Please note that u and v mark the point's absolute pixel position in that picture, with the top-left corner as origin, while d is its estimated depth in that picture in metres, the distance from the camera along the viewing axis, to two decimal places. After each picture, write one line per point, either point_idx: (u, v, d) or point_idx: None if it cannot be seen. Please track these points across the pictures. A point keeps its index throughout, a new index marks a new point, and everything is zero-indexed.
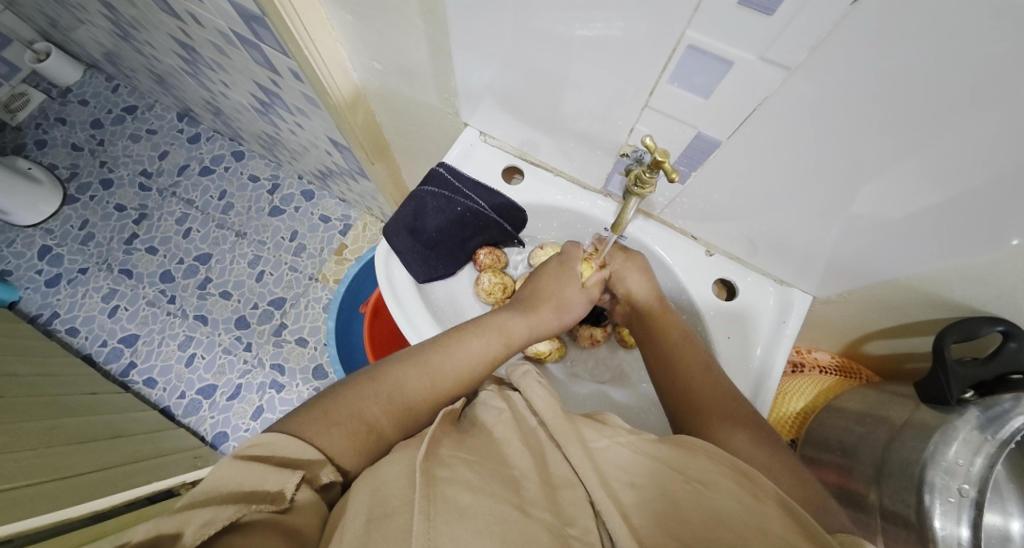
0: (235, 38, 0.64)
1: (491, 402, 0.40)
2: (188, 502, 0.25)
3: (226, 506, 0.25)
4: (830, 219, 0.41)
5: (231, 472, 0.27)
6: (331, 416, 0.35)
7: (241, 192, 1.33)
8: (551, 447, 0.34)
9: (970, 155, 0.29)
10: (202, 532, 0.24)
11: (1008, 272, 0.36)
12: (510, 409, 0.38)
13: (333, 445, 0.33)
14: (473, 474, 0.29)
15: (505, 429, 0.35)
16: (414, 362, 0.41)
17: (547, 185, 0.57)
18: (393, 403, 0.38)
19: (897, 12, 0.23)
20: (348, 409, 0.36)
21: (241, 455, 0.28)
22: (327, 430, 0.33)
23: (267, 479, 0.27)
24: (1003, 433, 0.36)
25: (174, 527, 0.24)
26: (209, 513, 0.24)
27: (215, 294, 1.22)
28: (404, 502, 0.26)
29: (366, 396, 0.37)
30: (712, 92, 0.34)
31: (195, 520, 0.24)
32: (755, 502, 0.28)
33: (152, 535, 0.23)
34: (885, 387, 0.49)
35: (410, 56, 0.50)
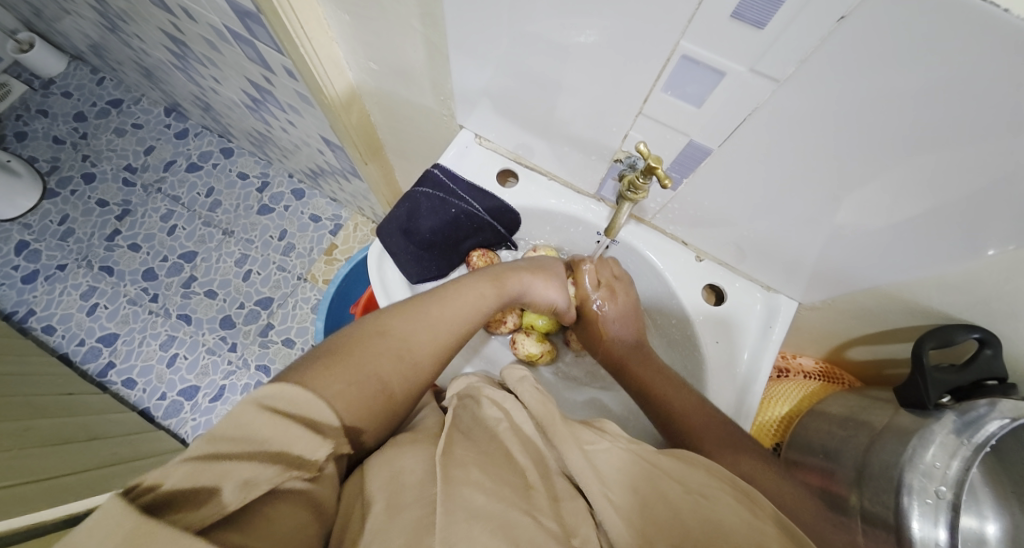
0: (229, 34, 0.63)
1: (486, 407, 0.40)
2: (214, 449, 0.23)
3: (268, 468, 0.24)
4: (816, 229, 0.43)
5: (269, 425, 0.25)
6: (346, 372, 0.33)
7: (229, 190, 1.31)
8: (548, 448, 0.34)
9: (955, 168, 0.30)
10: (243, 494, 0.23)
11: (984, 282, 0.38)
12: (508, 418, 0.39)
13: (349, 407, 0.31)
14: (484, 477, 0.30)
15: (506, 437, 0.36)
16: (420, 323, 0.41)
17: (540, 189, 0.58)
18: (402, 361, 0.37)
19: (881, 29, 0.24)
20: (361, 367, 0.34)
21: (267, 407, 0.26)
22: (343, 389, 0.31)
23: (300, 443, 0.26)
24: (978, 437, 0.37)
25: (214, 480, 0.22)
26: (251, 473, 0.23)
27: (200, 293, 1.20)
28: (416, 498, 0.28)
29: (374, 353, 0.35)
30: (703, 102, 0.35)
31: (237, 478, 0.22)
32: (754, 518, 0.28)
33: (186, 487, 0.21)
34: (866, 393, 0.51)
35: (407, 57, 0.50)
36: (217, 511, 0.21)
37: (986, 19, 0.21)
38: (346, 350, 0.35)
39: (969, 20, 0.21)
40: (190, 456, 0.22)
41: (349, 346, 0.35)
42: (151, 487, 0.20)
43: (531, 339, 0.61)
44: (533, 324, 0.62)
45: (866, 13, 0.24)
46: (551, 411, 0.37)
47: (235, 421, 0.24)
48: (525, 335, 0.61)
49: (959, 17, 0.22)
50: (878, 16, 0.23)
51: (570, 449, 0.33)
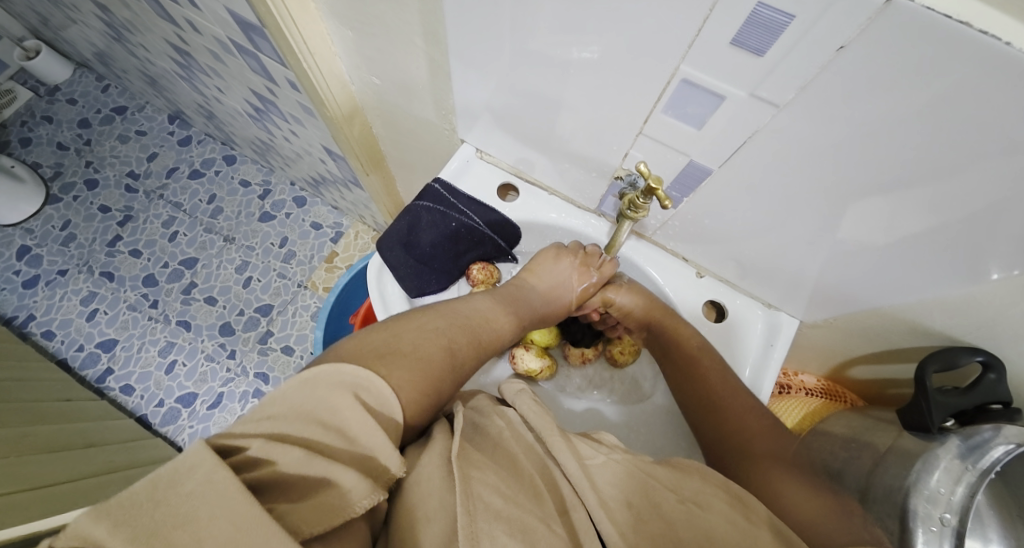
0: (232, 46, 0.64)
1: (488, 415, 0.39)
2: (318, 445, 0.26)
3: (363, 481, 0.26)
4: (818, 248, 0.42)
5: (358, 424, 0.28)
6: (407, 367, 0.35)
7: (231, 197, 1.31)
8: (550, 464, 0.34)
9: (956, 193, 0.30)
10: (340, 502, 0.24)
11: (987, 306, 0.37)
12: (511, 426, 0.38)
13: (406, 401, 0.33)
14: (502, 480, 0.30)
15: (513, 445, 0.35)
16: (465, 330, 0.43)
17: (541, 203, 0.58)
18: (450, 362, 0.39)
19: (880, 58, 0.24)
20: (419, 363, 0.36)
21: (359, 398, 0.29)
22: (403, 380, 0.33)
23: (383, 451, 0.27)
24: (984, 463, 0.36)
25: (319, 475, 0.25)
26: (349, 483, 0.25)
27: (200, 299, 1.20)
28: (441, 505, 0.28)
29: (429, 352, 0.38)
30: (702, 124, 0.35)
31: (336, 483, 0.25)
32: (749, 525, 0.29)
33: (295, 474, 0.24)
34: (869, 412, 0.50)
35: (409, 73, 0.50)
36: (318, 511, 0.24)
37: (983, 52, 0.21)
38: (404, 343, 0.37)
39: (966, 51, 0.21)
40: (301, 444, 0.26)
41: (407, 342, 0.37)
42: (270, 467, 0.24)
43: (531, 354, 0.61)
44: (531, 338, 0.63)
45: (864, 43, 0.24)
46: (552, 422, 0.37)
47: (325, 404, 0.28)
48: (524, 349, 0.61)
49: (956, 49, 0.22)
50: (877, 45, 0.23)
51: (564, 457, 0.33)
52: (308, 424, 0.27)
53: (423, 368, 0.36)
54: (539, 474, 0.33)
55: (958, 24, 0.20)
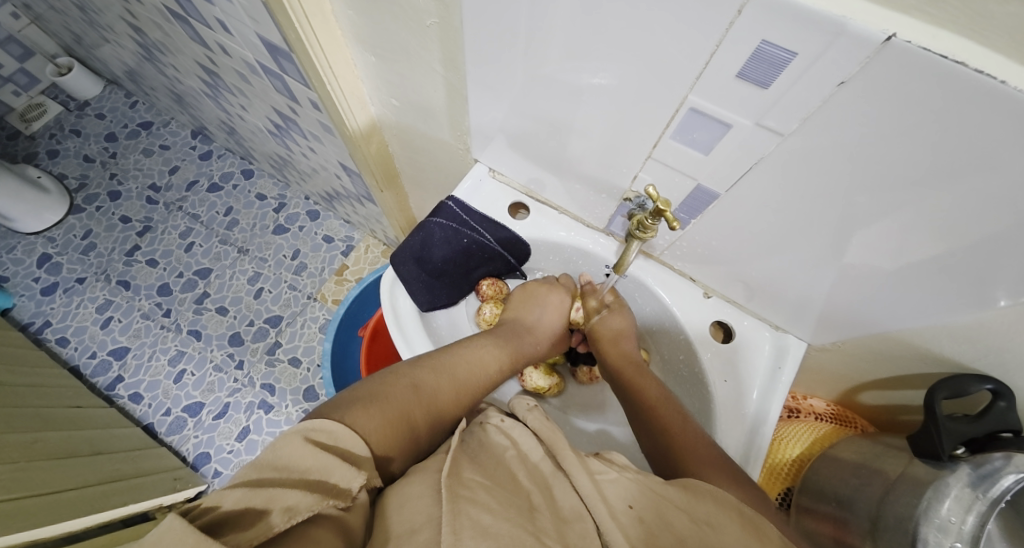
0: (259, 68, 0.67)
1: (493, 435, 0.40)
2: (263, 480, 0.26)
3: (307, 494, 0.26)
4: (825, 272, 0.43)
5: (308, 457, 0.28)
6: (371, 407, 0.35)
7: (247, 210, 1.34)
8: (552, 476, 0.34)
9: (953, 214, 0.30)
10: (283, 517, 0.24)
11: (996, 333, 0.38)
12: (515, 444, 0.38)
13: (374, 435, 0.34)
14: (490, 497, 0.30)
15: (514, 464, 0.35)
16: (437, 369, 0.43)
17: (551, 222, 0.58)
18: (421, 405, 0.39)
19: (882, 92, 0.25)
20: (385, 403, 0.37)
21: (310, 439, 0.29)
22: (367, 418, 0.34)
23: (335, 472, 0.28)
24: (994, 492, 0.36)
25: (263, 503, 0.24)
26: (293, 499, 0.25)
27: (211, 309, 1.22)
28: (429, 518, 0.28)
29: (396, 393, 0.38)
30: (710, 150, 0.36)
31: (280, 502, 0.25)
32: None
33: (240, 509, 0.24)
34: (880, 439, 0.50)
35: (427, 96, 0.52)
36: (262, 532, 0.23)
37: (980, 88, 0.22)
38: (374, 391, 0.38)
39: (963, 87, 0.22)
40: (245, 483, 0.26)
41: (373, 387, 0.38)
42: (216, 512, 0.24)
43: (538, 372, 0.61)
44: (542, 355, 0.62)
45: (865, 79, 0.25)
46: (559, 439, 0.37)
47: (275, 452, 0.28)
48: (533, 367, 0.61)
49: (954, 85, 0.23)
50: (876, 81, 0.25)
51: (580, 475, 0.33)
52: (256, 468, 0.27)
53: (391, 409, 0.37)
54: (538, 490, 0.33)
55: (953, 64, 0.22)
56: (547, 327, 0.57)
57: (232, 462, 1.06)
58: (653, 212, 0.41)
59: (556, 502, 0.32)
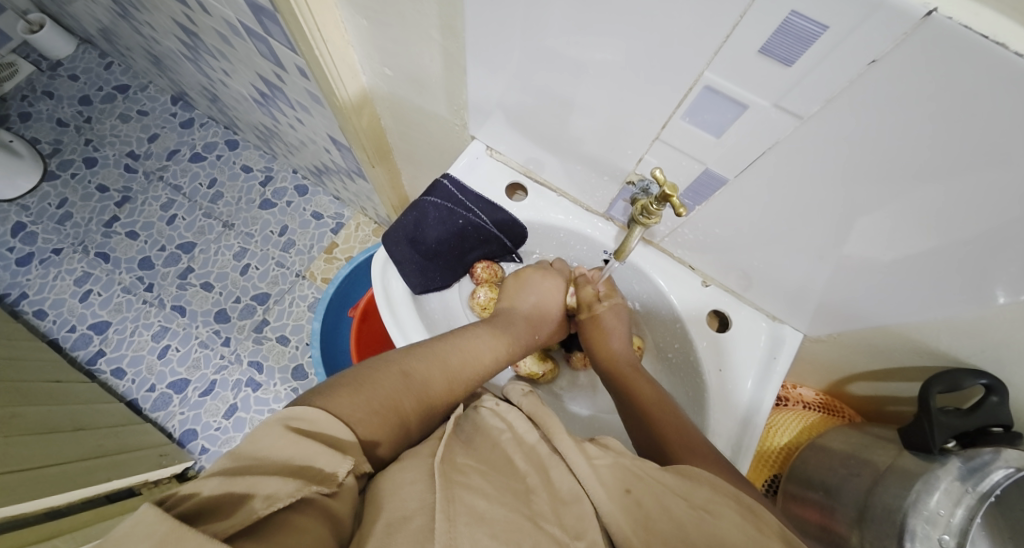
0: (242, 29, 0.64)
1: (488, 417, 0.38)
2: (243, 470, 0.25)
3: (288, 481, 0.24)
4: (829, 265, 0.42)
5: (292, 445, 0.27)
6: (357, 394, 0.34)
7: (232, 182, 1.30)
8: (548, 459, 0.33)
9: (967, 210, 0.29)
10: (265, 503, 0.22)
11: (996, 329, 0.37)
12: (511, 427, 0.37)
13: (361, 423, 0.32)
14: (486, 483, 0.29)
15: (510, 448, 0.34)
16: (428, 355, 0.42)
17: (549, 205, 0.55)
18: (413, 397, 0.38)
19: (910, 76, 0.24)
20: (374, 391, 0.35)
21: (291, 426, 0.28)
22: (354, 406, 0.33)
23: (320, 458, 0.27)
24: (983, 486, 0.37)
25: (242, 490, 0.23)
26: (274, 486, 0.23)
27: (196, 284, 1.18)
28: (421, 504, 0.26)
29: (385, 381, 0.37)
30: (723, 132, 0.35)
31: (261, 489, 0.23)
32: (758, 535, 0.29)
33: (218, 496, 0.23)
34: (868, 429, 0.51)
35: (424, 66, 0.49)
36: (241, 521, 0.21)
37: (1021, 74, 0.20)
38: (364, 379, 0.36)
39: (1004, 72, 0.21)
40: (224, 473, 0.24)
41: (362, 374, 0.37)
42: (196, 497, 0.23)
43: (532, 357, 0.60)
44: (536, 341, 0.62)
45: (899, 58, 0.23)
46: (554, 423, 0.37)
47: (255, 443, 0.27)
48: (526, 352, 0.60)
49: (992, 70, 0.21)
50: (908, 60, 0.23)
51: (575, 460, 0.33)
52: (234, 459, 0.26)
53: (380, 396, 0.35)
54: (534, 473, 0.32)
55: (995, 45, 0.20)
56: (544, 310, 0.55)
57: (220, 439, 1.05)
58: (660, 197, 0.39)
59: (553, 483, 0.31)
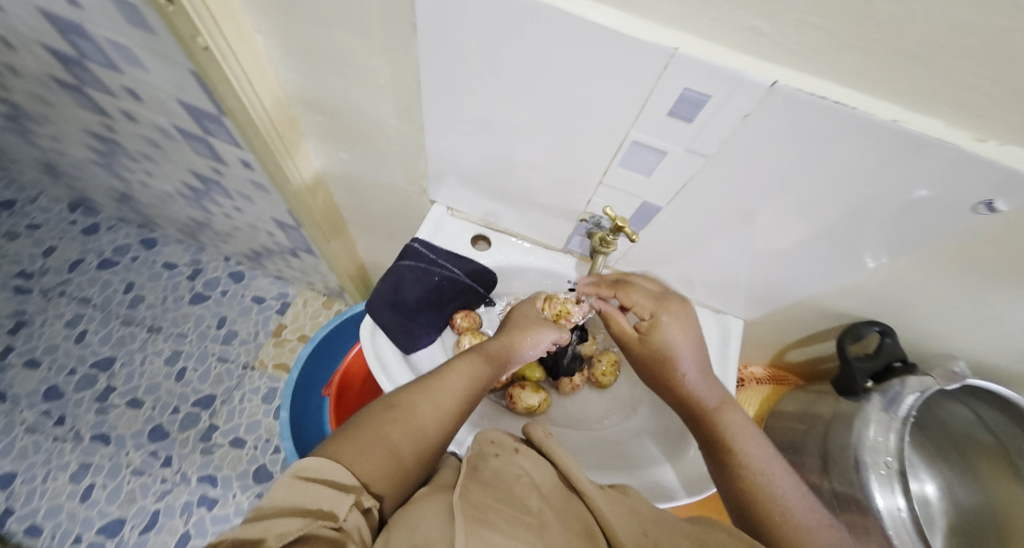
0: (176, 132, 0.65)
1: (505, 457, 0.40)
2: (258, 515, 0.27)
3: (298, 519, 0.26)
4: (752, 259, 0.51)
5: (298, 492, 0.29)
6: (348, 440, 0.36)
7: (154, 282, 1.20)
8: (563, 504, 0.36)
9: (834, 197, 0.39)
10: (278, 540, 0.25)
11: (877, 286, 0.48)
12: (529, 471, 0.39)
13: (355, 463, 0.34)
14: (501, 519, 0.31)
15: (527, 488, 0.36)
16: (414, 390, 0.43)
17: (512, 249, 0.61)
18: (403, 430, 0.39)
19: (772, 121, 0.34)
20: (363, 435, 0.37)
21: (295, 474, 0.30)
22: (347, 452, 0.35)
23: (324, 500, 0.29)
24: (902, 411, 0.46)
25: (258, 533, 0.25)
26: (285, 525, 0.26)
27: (121, 404, 1.06)
28: (440, 537, 0.29)
29: (374, 422, 0.38)
30: (652, 171, 0.43)
31: (273, 530, 0.25)
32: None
33: (238, 541, 0.25)
34: (811, 388, 0.60)
35: (380, 147, 0.54)
36: None
37: (836, 109, 0.31)
38: (356, 428, 0.38)
39: (826, 111, 0.31)
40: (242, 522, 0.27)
41: (353, 424, 0.39)
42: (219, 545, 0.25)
43: (529, 391, 0.59)
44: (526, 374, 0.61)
45: (762, 112, 0.33)
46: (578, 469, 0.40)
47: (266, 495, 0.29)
48: (522, 388, 0.59)
49: (821, 111, 0.31)
50: (767, 112, 0.33)
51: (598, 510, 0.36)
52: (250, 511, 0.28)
53: (370, 436, 0.37)
54: (547, 510, 0.34)
55: (816, 98, 0.30)
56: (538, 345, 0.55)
57: None
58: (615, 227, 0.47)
59: (567, 523, 0.34)
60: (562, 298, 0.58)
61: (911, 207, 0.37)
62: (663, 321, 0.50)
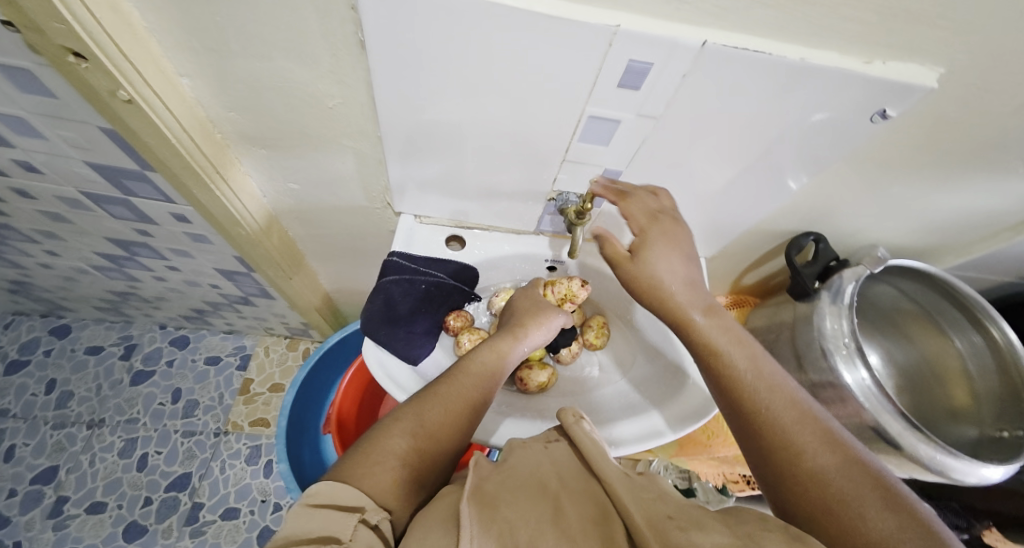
0: (90, 200, 0.59)
1: (525, 451, 0.41)
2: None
3: (314, 546, 0.27)
4: (704, 204, 0.57)
5: (312, 520, 0.29)
6: (362, 456, 0.36)
7: (82, 372, 1.07)
8: (587, 481, 0.36)
9: (766, 133, 0.45)
10: None
11: (807, 202, 0.56)
12: (552, 459, 0.39)
13: (371, 480, 0.34)
14: (514, 500, 0.31)
15: (547, 473, 0.36)
16: (424, 399, 0.43)
17: (486, 242, 0.63)
18: (415, 441, 0.39)
19: (707, 78, 0.38)
20: (378, 448, 0.37)
21: (306, 503, 0.31)
22: (363, 468, 0.35)
23: (337, 523, 0.29)
24: (846, 299, 0.54)
25: None
26: None
27: (80, 513, 0.94)
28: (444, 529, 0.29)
29: (387, 434, 0.38)
30: (609, 142, 0.46)
31: None
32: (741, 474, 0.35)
33: None
34: (771, 302, 0.68)
35: (334, 169, 0.53)
36: None
37: (759, 58, 0.36)
38: (372, 440, 0.38)
39: (751, 62, 0.36)
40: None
41: (368, 438, 0.39)
42: None
43: (537, 369, 0.62)
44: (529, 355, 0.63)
45: (698, 71, 0.37)
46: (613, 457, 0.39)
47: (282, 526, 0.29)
48: (530, 367, 0.62)
49: (746, 62, 0.36)
50: (703, 69, 0.37)
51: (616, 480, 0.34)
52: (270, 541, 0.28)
53: (385, 450, 0.37)
54: (568, 491, 0.34)
55: (741, 51, 0.35)
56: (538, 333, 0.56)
57: None
58: (589, 194, 0.50)
59: (591, 497, 0.33)
60: (566, 283, 0.62)
61: (829, 125, 0.43)
62: (653, 238, 0.48)
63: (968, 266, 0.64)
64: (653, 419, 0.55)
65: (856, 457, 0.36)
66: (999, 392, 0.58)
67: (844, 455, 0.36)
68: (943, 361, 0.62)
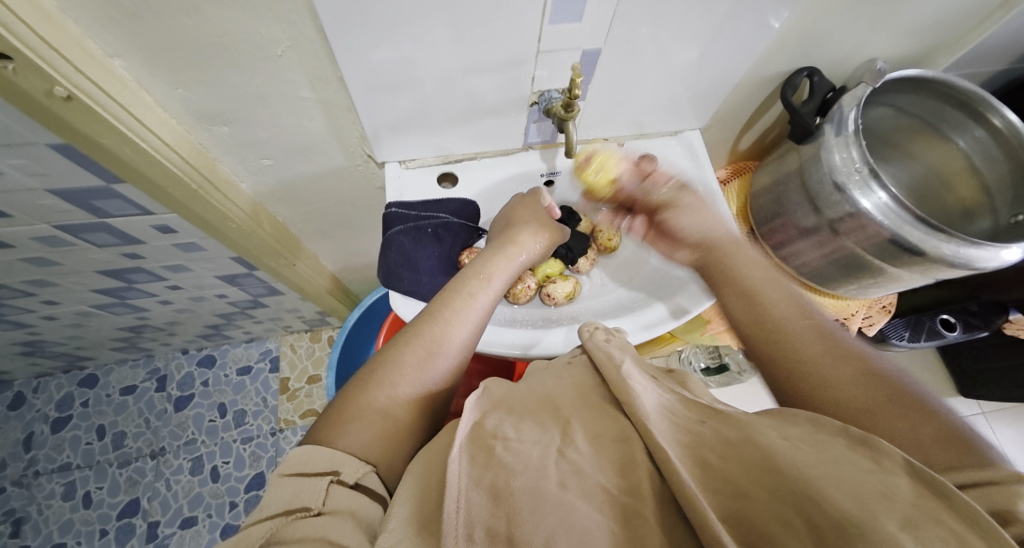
0: (69, 232, 0.56)
1: (536, 379, 0.39)
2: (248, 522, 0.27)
3: (277, 519, 0.26)
4: (691, 68, 0.53)
5: (282, 488, 0.28)
6: (342, 414, 0.34)
7: (125, 412, 1.09)
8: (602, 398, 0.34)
9: None
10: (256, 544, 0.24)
11: (795, 36, 0.53)
12: (564, 382, 0.38)
13: (352, 443, 0.32)
14: (522, 437, 0.29)
15: (559, 400, 0.35)
16: (408, 345, 0.40)
17: (478, 172, 0.61)
18: (399, 392, 0.37)
19: None
20: (360, 404, 0.35)
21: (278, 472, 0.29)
22: (345, 429, 0.33)
23: (306, 489, 0.28)
24: (851, 128, 0.53)
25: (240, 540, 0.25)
26: (263, 531, 0.25)
27: (175, 532, 0.99)
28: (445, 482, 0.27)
29: (370, 387, 0.36)
30: (582, 15, 0.42)
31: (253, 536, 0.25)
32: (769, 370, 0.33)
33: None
34: (771, 159, 0.67)
35: (304, 130, 0.50)
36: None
37: None
38: (354, 393, 0.36)
39: None
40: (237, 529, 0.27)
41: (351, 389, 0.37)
42: None
43: (560, 281, 0.62)
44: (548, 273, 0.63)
45: None
46: (636, 364, 0.38)
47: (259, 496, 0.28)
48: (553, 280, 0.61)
49: None
50: None
51: (638, 395, 0.32)
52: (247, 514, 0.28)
53: (367, 406, 0.35)
54: (584, 414, 0.32)
55: None
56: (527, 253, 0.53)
57: None
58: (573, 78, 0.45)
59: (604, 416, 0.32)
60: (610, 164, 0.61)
61: None
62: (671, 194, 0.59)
63: (961, 65, 0.62)
64: (662, 308, 0.56)
65: (875, 370, 0.35)
66: (1009, 178, 0.58)
67: (862, 369, 0.35)
68: (947, 165, 0.62)
